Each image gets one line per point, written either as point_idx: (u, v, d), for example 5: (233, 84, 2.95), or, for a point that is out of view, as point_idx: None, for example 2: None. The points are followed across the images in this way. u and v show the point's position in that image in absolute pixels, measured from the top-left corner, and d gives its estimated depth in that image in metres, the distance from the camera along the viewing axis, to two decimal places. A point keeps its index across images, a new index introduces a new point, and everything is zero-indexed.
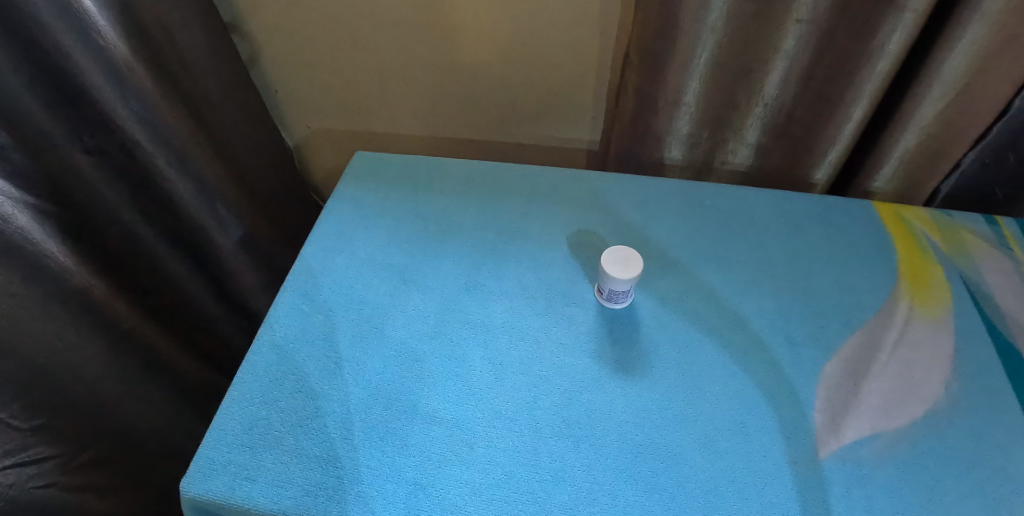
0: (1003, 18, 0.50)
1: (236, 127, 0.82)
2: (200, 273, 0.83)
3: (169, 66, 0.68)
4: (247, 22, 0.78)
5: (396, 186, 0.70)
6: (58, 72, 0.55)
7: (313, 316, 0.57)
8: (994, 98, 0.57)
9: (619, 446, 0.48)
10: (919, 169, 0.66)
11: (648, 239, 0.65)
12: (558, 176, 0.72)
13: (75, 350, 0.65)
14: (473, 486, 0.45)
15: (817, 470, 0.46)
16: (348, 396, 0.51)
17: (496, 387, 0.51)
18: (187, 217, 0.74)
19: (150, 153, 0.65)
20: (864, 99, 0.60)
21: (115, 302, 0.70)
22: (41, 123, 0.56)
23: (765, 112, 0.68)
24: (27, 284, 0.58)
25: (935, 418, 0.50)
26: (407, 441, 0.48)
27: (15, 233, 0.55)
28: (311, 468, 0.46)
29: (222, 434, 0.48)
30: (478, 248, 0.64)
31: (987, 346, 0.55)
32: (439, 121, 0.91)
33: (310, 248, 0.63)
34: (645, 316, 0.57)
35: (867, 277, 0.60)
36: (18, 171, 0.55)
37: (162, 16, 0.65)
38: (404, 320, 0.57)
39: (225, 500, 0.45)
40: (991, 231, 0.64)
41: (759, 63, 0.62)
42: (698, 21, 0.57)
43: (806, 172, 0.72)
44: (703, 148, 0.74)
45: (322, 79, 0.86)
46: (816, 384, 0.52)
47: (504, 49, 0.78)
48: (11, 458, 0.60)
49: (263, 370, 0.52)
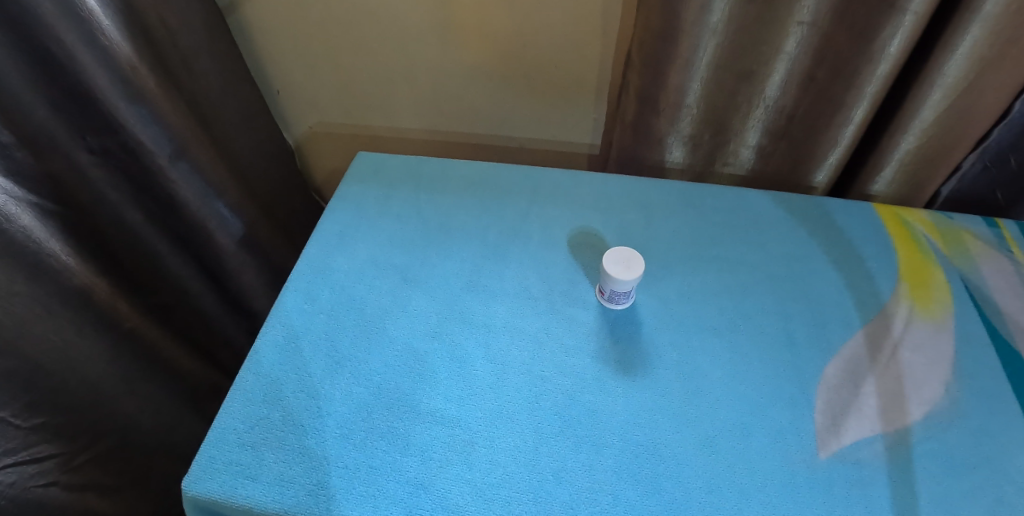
0: (1003, 21, 0.50)
1: (237, 127, 0.82)
2: (202, 273, 0.83)
3: (172, 65, 0.68)
4: (249, 22, 0.78)
5: (397, 187, 0.71)
6: (61, 70, 0.55)
7: (314, 316, 0.57)
8: (995, 101, 0.57)
9: (621, 445, 0.48)
10: (920, 172, 0.67)
11: (650, 240, 0.65)
12: (560, 177, 0.72)
13: (76, 349, 0.65)
14: (473, 486, 0.45)
15: (818, 471, 0.46)
16: (348, 395, 0.51)
17: (496, 387, 0.51)
18: (188, 217, 0.74)
19: (152, 153, 0.65)
20: (866, 100, 0.61)
21: (117, 302, 0.70)
22: (43, 121, 0.56)
23: (765, 115, 0.68)
24: (29, 283, 0.57)
25: (935, 419, 0.50)
26: (408, 441, 0.48)
27: (17, 232, 0.55)
28: (311, 468, 0.46)
29: (223, 433, 0.48)
30: (479, 248, 0.64)
31: (987, 348, 0.55)
32: (440, 122, 0.91)
33: (312, 248, 0.63)
34: (646, 317, 0.57)
35: (868, 278, 0.60)
36: (21, 170, 0.56)
37: (165, 16, 0.65)
38: (404, 319, 0.57)
39: (226, 500, 0.45)
40: (991, 233, 0.65)
41: (760, 65, 0.63)
42: (700, 22, 0.57)
43: (807, 175, 0.73)
44: (704, 150, 0.74)
45: (324, 79, 0.86)
46: (816, 385, 0.52)
47: (505, 51, 0.78)
48: (11, 457, 0.60)
49: (264, 369, 0.53)
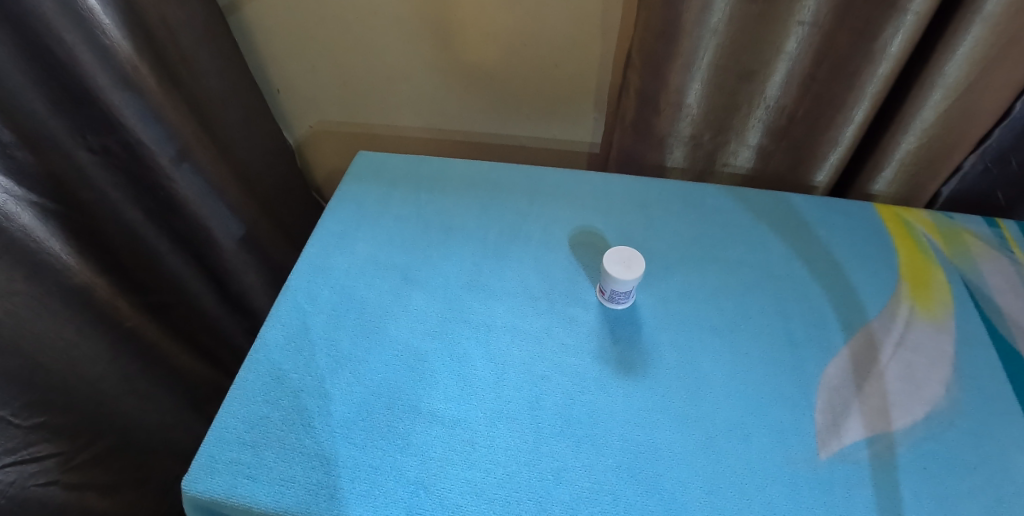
0: (1004, 21, 0.50)
1: (237, 127, 0.82)
2: (202, 272, 0.83)
3: (172, 65, 0.68)
4: (250, 21, 0.78)
5: (398, 186, 0.71)
6: (61, 69, 0.55)
7: (315, 315, 0.57)
8: (996, 101, 0.57)
9: (621, 446, 0.48)
10: (921, 172, 0.67)
11: (650, 239, 0.65)
12: (560, 177, 0.72)
13: (76, 348, 0.65)
14: (473, 486, 0.45)
15: (818, 471, 0.46)
16: (349, 395, 0.51)
17: (497, 387, 0.51)
18: (189, 216, 0.74)
19: (153, 152, 0.65)
20: (867, 101, 0.60)
21: (117, 301, 0.70)
22: (43, 120, 0.56)
23: (766, 115, 0.68)
24: (29, 282, 0.57)
25: (935, 419, 0.50)
26: (409, 440, 0.48)
27: (18, 231, 0.55)
28: (311, 467, 0.46)
29: (223, 432, 0.48)
30: (480, 248, 0.64)
31: (987, 348, 0.55)
32: (441, 122, 0.91)
33: (312, 248, 0.63)
34: (647, 317, 0.57)
35: (870, 278, 0.60)
36: (21, 169, 0.55)
37: (165, 15, 0.65)
38: (405, 319, 0.57)
39: (227, 499, 0.45)
40: (992, 233, 0.65)
41: (760, 65, 0.62)
42: (701, 22, 0.57)
43: (807, 175, 0.73)
44: (704, 150, 0.74)
45: (325, 79, 0.86)
46: (816, 385, 0.52)
47: (505, 50, 0.78)
48: (12, 456, 0.60)
49: (264, 368, 0.53)
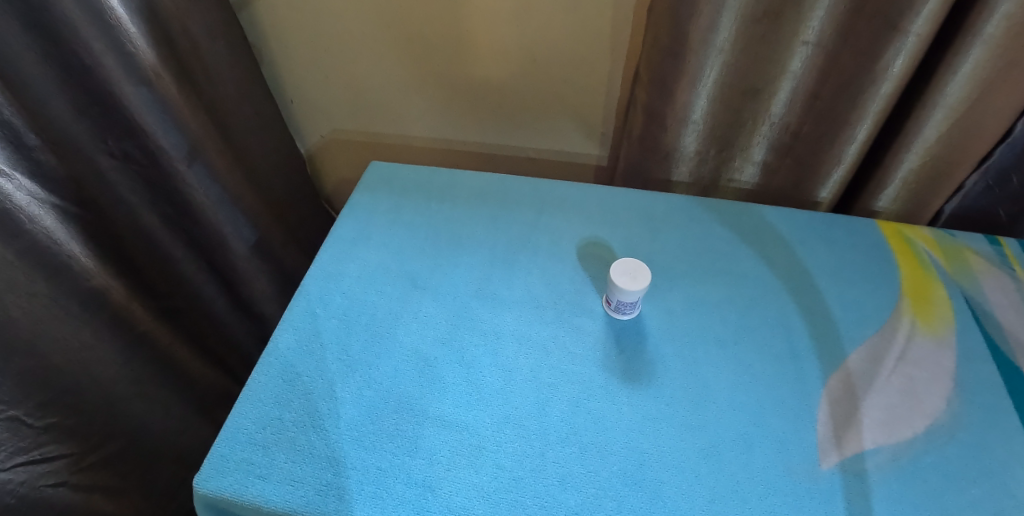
0: (1003, 43, 0.51)
1: (252, 136, 0.84)
2: (215, 277, 0.84)
3: (191, 73, 0.70)
4: (267, 33, 0.81)
5: (408, 196, 0.72)
6: (88, 75, 0.57)
7: (327, 320, 0.58)
8: (997, 121, 0.58)
9: (625, 454, 0.49)
10: (923, 190, 0.68)
11: (657, 252, 0.66)
12: (568, 189, 0.74)
13: (90, 350, 0.66)
14: (480, 490, 0.46)
15: (819, 481, 0.47)
16: (359, 397, 0.52)
17: (506, 393, 0.52)
18: (203, 221, 0.76)
19: (172, 158, 0.67)
20: (868, 120, 0.61)
21: (130, 303, 0.71)
22: (69, 125, 0.58)
23: (771, 131, 0.70)
24: (50, 283, 0.59)
25: (935, 433, 0.50)
26: (416, 444, 0.49)
27: (39, 234, 0.57)
28: (321, 468, 0.47)
29: (235, 432, 0.49)
30: (488, 258, 0.65)
31: (987, 364, 0.55)
32: (450, 131, 0.92)
33: (325, 254, 0.65)
34: (652, 327, 0.59)
35: (870, 293, 0.61)
36: (45, 172, 0.57)
37: (187, 26, 0.67)
38: (416, 325, 0.58)
39: (237, 498, 0.46)
40: (993, 251, 0.65)
41: (763, 83, 0.64)
42: (706, 41, 0.59)
43: (810, 191, 0.73)
44: (710, 165, 0.76)
45: (337, 90, 0.88)
46: (818, 395, 0.53)
47: (515, 63, 0.79)
48: (24, 455, 0.61)
49: (277, 371, 0.54)
